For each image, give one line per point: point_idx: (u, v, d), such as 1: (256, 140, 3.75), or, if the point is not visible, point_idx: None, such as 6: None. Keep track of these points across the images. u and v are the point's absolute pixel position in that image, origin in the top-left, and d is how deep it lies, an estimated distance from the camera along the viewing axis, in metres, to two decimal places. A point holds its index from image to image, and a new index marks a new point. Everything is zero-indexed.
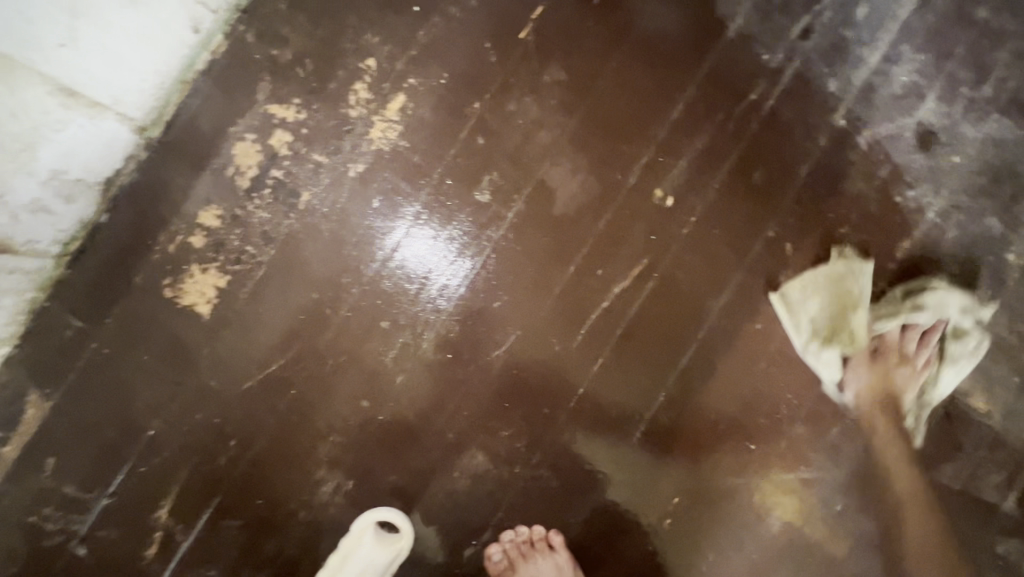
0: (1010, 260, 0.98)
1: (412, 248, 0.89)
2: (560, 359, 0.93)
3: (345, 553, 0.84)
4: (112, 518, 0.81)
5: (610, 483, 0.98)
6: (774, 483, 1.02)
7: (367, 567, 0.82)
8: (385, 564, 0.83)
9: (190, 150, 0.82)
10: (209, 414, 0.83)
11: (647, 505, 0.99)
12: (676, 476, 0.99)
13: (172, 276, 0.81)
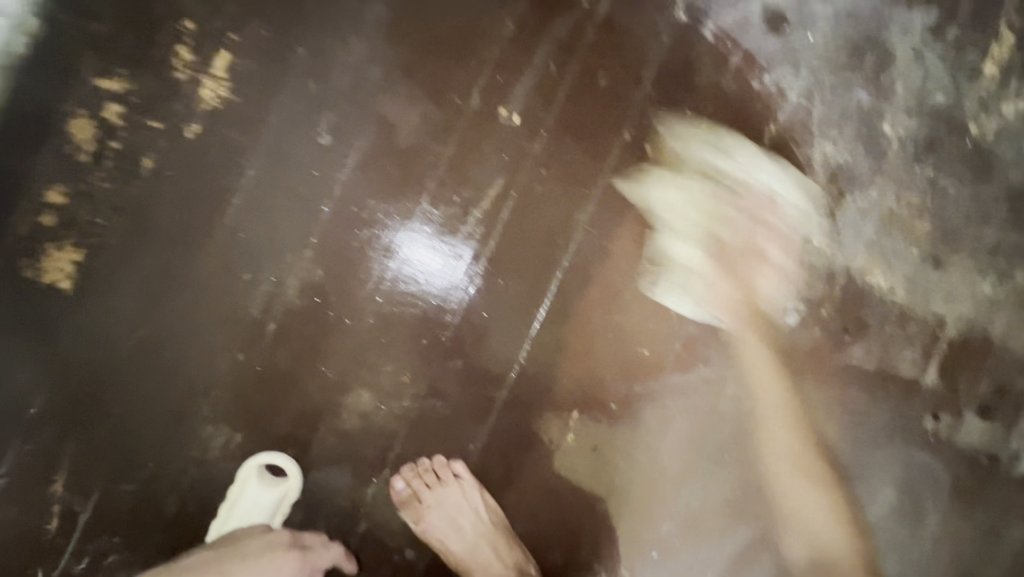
0: (886, 129, 1.08)
1: (410, 260, 0.95)
2: (432, 290, 0.96)
3: (234, 506, 0.89)
4: (9, 497, 0.85)
5: (507, 406, 0.99)
6: (674, 384, 1.04)
7: (253, 508, 0.88)
8: (275, 506, 0.90)
9: (24, 131, 0.84)
10: (90, 382, 0.87)
11: (547, 421, 1.00)
12: (569, 390, 1.01)
13: (29, 256, 0.85)
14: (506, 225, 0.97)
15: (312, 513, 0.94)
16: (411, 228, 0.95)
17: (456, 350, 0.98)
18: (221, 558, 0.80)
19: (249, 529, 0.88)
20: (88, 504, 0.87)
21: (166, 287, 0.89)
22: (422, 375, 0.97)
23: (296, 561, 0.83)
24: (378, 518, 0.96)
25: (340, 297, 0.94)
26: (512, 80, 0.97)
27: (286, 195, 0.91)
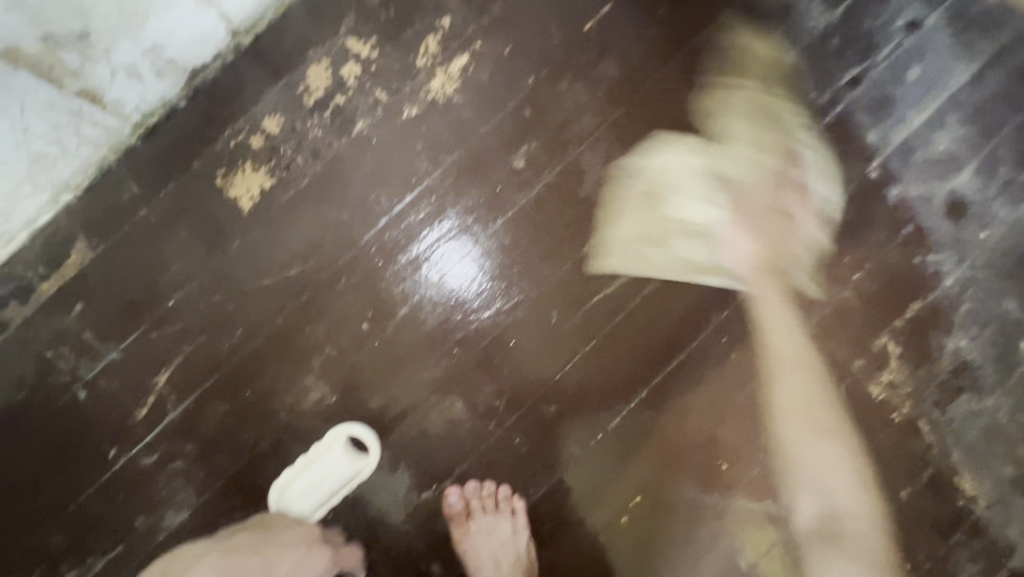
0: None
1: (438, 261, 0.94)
2: (551, 334, 0.98)
3: (309, 466, 0.92)
4: (118, 371, 0.90)
5: (574, 466, 0.99)
6: (740, 512, 1.02)
7: (331, 472, 0.92)
8: (345, 479, 0.93)
9: (271, 61, 0.90)
10: (227, 297, 0.91)
11: (608, 496, 1.00)
12: (637, 475, 1.00)
13: (226, 168, 0.90)
14: (639, 296, 0.99)
15: (366, 497, 0.94)
16: (560, 272, 0.98)
17: (549, 397, 0.98)
18: (262, 539, 0.84)
19: (315, 492, 0.92)
20: (178, 408, 0.91)
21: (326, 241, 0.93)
22: (513, 408, 0.97)
23: (326, 557, 0.86)
24: (421, 526, 0.96)
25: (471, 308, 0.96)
26: (702, 173, 1.00)
27: (465, 199, 0.95)
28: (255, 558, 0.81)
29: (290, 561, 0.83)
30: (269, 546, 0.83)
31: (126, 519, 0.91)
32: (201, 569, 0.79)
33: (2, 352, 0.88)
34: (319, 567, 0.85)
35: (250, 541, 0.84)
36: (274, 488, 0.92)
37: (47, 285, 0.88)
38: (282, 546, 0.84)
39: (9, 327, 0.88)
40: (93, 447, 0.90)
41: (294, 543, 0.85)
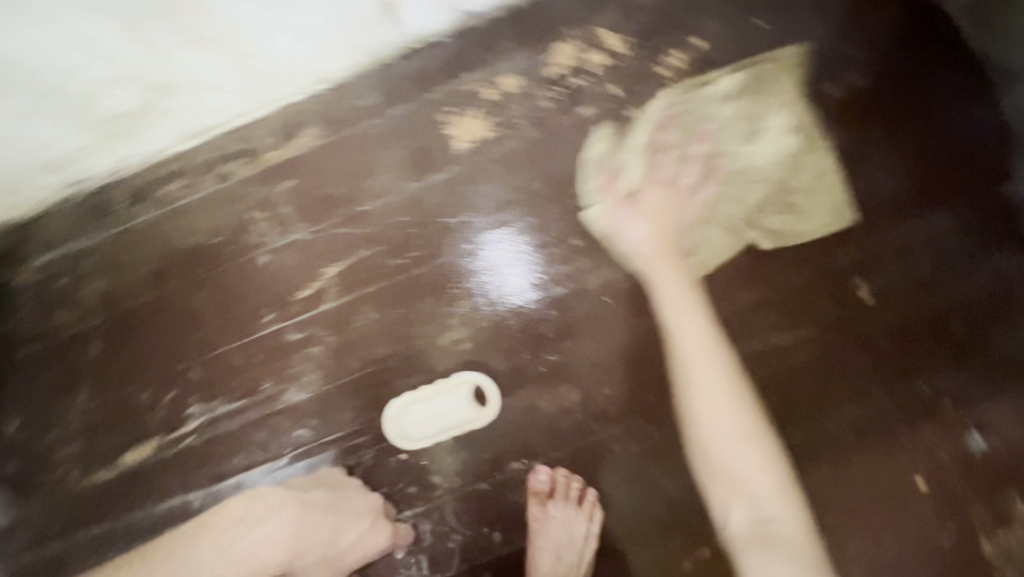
0: None
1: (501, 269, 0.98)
2: (679, 363, 0.94)
3: (428, 399, 0.97)
4: (298, 250, 0.98)
5: (644, 493, 0.96)
6: None
7: (448, 411, 0.97)
8: (456, 423, 0.97)
9: (531, 28, 0.97)
10: (412, 221, 0.98)
11: (668, 543, 0.94)
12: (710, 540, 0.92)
13: (457, 108, 0.97)
14: (781, 360, 0.94)
15: (459, 445, 0.99)
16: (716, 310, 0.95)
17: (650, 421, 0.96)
18: (337, 505, 0.93)
19: (426, 424, 0.97)
20: (334, 301, 0.98)
21: (508, 201, 0.97)
22: (617, 420, 0.97)
23: (387, 533, 0.94)
24: (495, 492, 0.99)
25: (612, 311, 0.97)
26: (885, 264, 0.94)
27: (650, 210, 0.96)
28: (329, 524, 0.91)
29: (354, 531, 0.93)
30: (341, 512, 0.93)
31: (256, 380, 0.99)
32: (276, 523, 0.90)
33: (213, 198, 0.98)
34: (377, 542, 0.93)
35: (327, 502, 0.93)
36: (392, 406, 0.98)
37: (270, 155, 0.97)
38: (350, 516, 0.93)
39: (228, 179, 0.98)
40: (254, 308, 0.99)
41: (359, 516, 0.93)
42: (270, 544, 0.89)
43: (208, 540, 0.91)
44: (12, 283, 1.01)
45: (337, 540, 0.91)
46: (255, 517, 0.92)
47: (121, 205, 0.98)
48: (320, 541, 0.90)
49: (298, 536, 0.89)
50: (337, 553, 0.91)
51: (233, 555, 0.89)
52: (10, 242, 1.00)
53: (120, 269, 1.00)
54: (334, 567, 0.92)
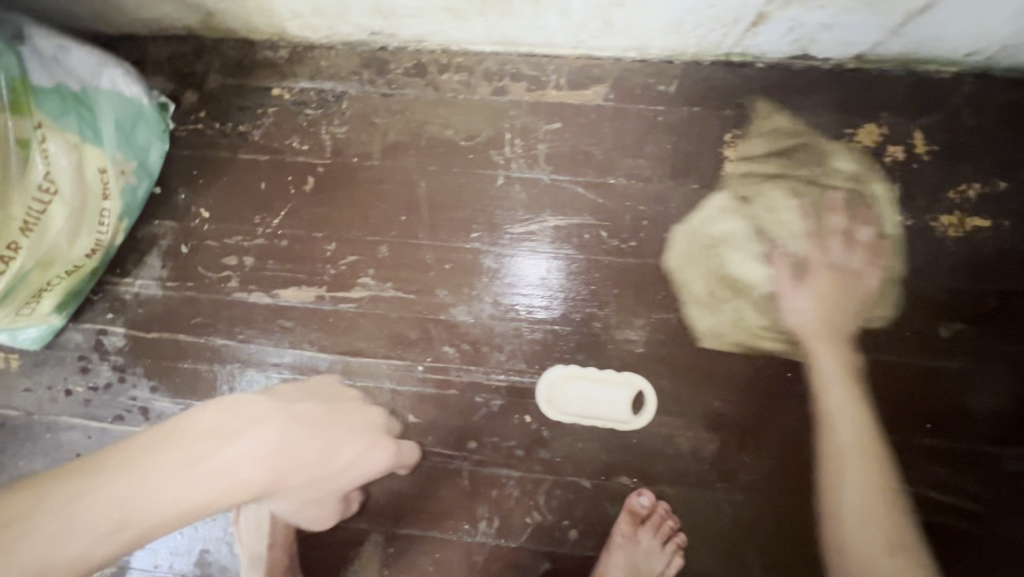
0: None
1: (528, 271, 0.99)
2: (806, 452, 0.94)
3: (590, 379, 0.95)
4: (533, 189, 0.99)
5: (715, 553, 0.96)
6: None
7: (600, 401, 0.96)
8: (607, 413, 0.94)
9: (849, 95, 0.95)
10: (646, 215, 0.97)
11: None
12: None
13: (742, 133, 0.96)
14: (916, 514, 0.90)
15: (582, 435, 0.99)
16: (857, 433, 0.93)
17: (743, 485, 0.96)
18: (332, 416, 0.91)
19: (578, 404, 0.95)
20: (539, 250, 0.99)
21: (733, 238, 0.97)
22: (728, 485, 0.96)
23: (387, 453, 0.95)
24: (591, 495, 0.99)
25: (768, 387, 0.96)
26: None
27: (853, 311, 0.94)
28: (322, 441, 0.87)
29: (352, 448, 0.91)
30: (336, 432, 0.90)
31: (434, 284, 1.00)
32: (263, 430, 0.82)
33: (482, 105, 0.99)
34: (382, 458, 0.94)
35: (326, 416, 0.90)
36: (551, 371, 0.98)
37: (553, 92, 0.98)
38: (348, 434, 0.91)
39: (504, 94, 0.98)
40: (465, 219, 0.99)
41: (364, 432, 0.94)
42: (254, 460, 0.80)
43: (172, 454, 0.78)
44: (262, 88, 1.02)
45: (358, 449, 0.92)
46: (264, 414, 0.85)
47: (397, 72, 1.00)
48: (325, 447, 0.87)
49: (288, 455, 0.83)
50: (332, 475, 0.90)
51: (224, 463, 0.79)
52: (280, 53, 1.02)
53: (363, 126, 1.01)
54: (326, 489, 0.91)
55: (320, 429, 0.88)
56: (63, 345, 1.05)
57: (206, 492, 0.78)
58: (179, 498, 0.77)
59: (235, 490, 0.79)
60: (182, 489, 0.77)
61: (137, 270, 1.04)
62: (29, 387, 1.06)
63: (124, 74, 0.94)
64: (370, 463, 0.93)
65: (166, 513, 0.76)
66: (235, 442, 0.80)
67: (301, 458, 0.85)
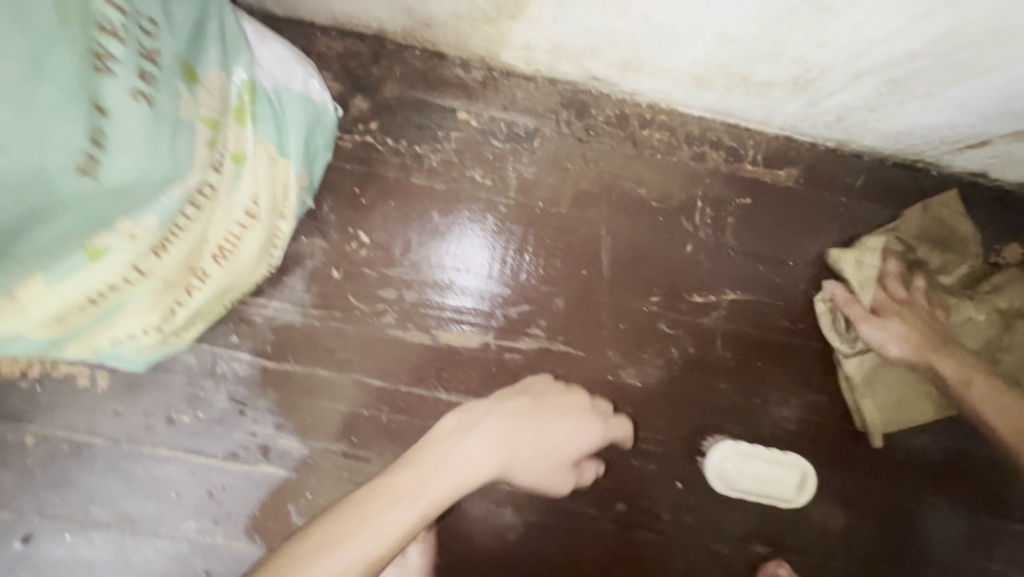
0: None
1: (467, 262, 0.95)
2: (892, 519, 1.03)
3: (761, 459, 0.96)
4: (715, 260, 0.99)
5: None
6: None
7: (764, 482, 0.96)
8: (773, 493, 0.97)
9: (1004, 212, 1.03)
10: (816, 299, 1.01)
11: None
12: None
13: None
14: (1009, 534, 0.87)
15: (729, 505, 1.01)
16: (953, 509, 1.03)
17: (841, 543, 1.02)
18: (542, 401, 0.89)
19: (750, 483, 0.96)
20: (713, 321, 0.99)
21: None
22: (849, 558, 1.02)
23: (596, 430, 0.91)
24: (730, 563, 1.01)
25: (887, 466, 1.03)
26: None
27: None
28: (537, 423, 0.87)
29: (561, 430, 0.89)
30: (548, 415, 0.89)
31: (605, 344, 0.97)
32: (476, 443, 0.83)
33: (679, 169, 0.97)
34: (592, 434, 0.91)
35: (529, 404, 0.89)
36: (719, 446, 0.96)
37: (748, 168, 0.98)
38: (561, 414, 0.89)
39: (701, 161, 0.97)
40: (646, 281, 0.97)
41: (585, 405, 0.92)
42: (490, 451, 0.83)
43: (421, 469, 0.79)
44: (447, 108, 0.93)
45: (571, 424, 0.90)
46: (456, 429, 0.84)
47: (597, 119, 0.95)
48: (535, 436, 0.86)
49: (512, 443, 0.84)
50: (557, 453, 0.88)
51: (445, 471, 0.79)
52: (473, 75, 0.93)
53: (552, 170, 0.95)
54: (558, 463, 0.90)
55: (531, 419, 0.87)
56: (171, 367, 0.91)
57: (456, 474, 0.79)
58: (443, 489, 0.78)
59: (502, 454, 0.83)
60: (422, 492, 0.76)
61: (273, 291, 0.92)
62: (120, 412, 0.91)
63: (313, 75, 0.80)
64: (586, 412, 0.91)
65: (440, 493, 0.77)
66: (438, 462, 0.80)
67: (546, 430, 0.88)
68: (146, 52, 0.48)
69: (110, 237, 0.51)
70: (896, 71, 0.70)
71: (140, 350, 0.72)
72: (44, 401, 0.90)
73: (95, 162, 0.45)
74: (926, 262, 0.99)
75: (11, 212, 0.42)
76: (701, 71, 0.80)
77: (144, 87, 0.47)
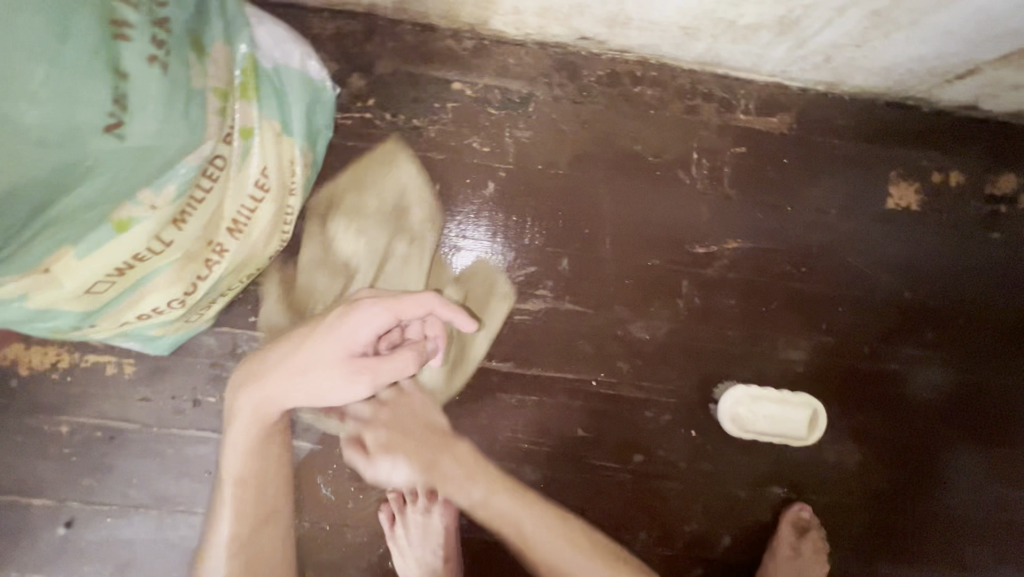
0: None
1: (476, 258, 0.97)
2: (873, 441, 1.05)
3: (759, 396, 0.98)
4: (714, 208, 1.00)
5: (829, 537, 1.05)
6: None
7: (779, 422, 0.98)
8: (791, 432, 0.98)
9: (997, 145, 1.05)
10: (817, 242, 1.03)
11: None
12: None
13: (904, 172, 1.04)
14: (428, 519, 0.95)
15: (741, 450, 1.03)
16: (985, 448, 1.07)
17: (839, 470, 1.05)
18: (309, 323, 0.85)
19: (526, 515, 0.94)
20: (714, 270, 1.01)
21: (888, 268, 1.05)
22: (892, 509, 1.06)
23: (360, 317, 0.80)
24: (747, 505, 1.03)
25: (875, 399, 1.05)
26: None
27: (982, 343, 1.07)
28: (305, 352, 0.82)
29: (322, 347, 0.81)
30: (318, 321, 0.84)
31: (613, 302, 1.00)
32: (257, 391, 0.85)
33: (673, 123, 0.99)
34: (356, 324, 0.80)
35: (295, 329, 0.87)
36: (727, 398, 0.98)
37: (741, 118, 1.00)
38: (335, 316, 0.82)
39: (695, 114, 0.99)
40: (647, 238, 0.99)
41: (342, 310, 0.83)
42: (259, 407, 0.85)
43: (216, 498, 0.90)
44: (441, 80, 0.95)
45: (316, 358, 0.81)
46: (227, 418, 0.89)
47: (589, 79, 0.97)
48: (304, 358, 0.82)
49: (280, 377, 0.83)
50: (328, 365, 0.81)
51: (228, 492, 0.89)
52: (464, 44, 0.95)
53: (546, 133, 0.97)
54: (349, 369, 0.82)
55: (277, 364, 0.84)
56: (193, 350, 0.94)
57: (235, 489, 0.88)
58: (232, 508, 0.89)
59: (258, 425, 0.86)
60: (221, 518, 0.89)
61: (286, 269, 0.95)
62: (148, 396, 0.94)
63: (310, 54, 0.84)
64: (339, 337, 0.81)
65: (236, 515, 0.89)
66: (221, 481, 0.89)
67: (281, 392, 0.84)
68: (157, 19, 0.51)
69: (132, 208, 0.55)
70: (879, 2, 0.72)
71: (164, 327, 0.75)
72: (76, 390, 0.93)
73: (118, 120, 0.48)
74: (909, 200, 1.04)
75: (44, 164, 0.46)
76: (688, 20, 0.82)
77: (158, 53, 0.50)
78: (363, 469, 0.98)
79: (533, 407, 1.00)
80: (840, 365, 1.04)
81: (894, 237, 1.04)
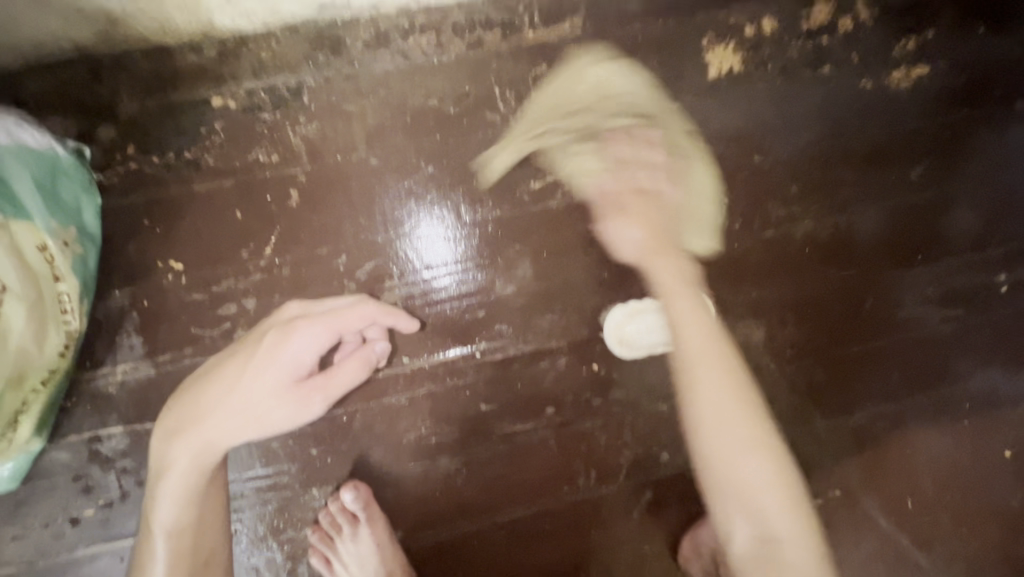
0: None
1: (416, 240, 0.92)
2: (774, 311, 1.04)
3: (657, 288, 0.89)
4: (536, 138, 0.94)
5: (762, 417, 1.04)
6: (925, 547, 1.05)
7: (667, 327, 0.98)
8: None
9: None
10: (652, 136, 0.98)
11: None
12: (838, 473, 1.06)
13: (714, 36, 0.99)
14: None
15: (648, 367, 1.00)
16: (879, 278, 1.07)
17: (750, 352, 1.03)
18: (230, 356, 0.79)
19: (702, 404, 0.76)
20: (558, 200, 0.96)
21: (733, 139, 1.01)
22: (822, 368, 1.06)
23: (311, 329, 0.77)
24: (672, 416, 1.02)
25: (762, 271, 1.03)
26: (926, 257, 1.08)
27: (860, 180, 1.05)
28: (250, 383, 0.74)
29: (268, 374, 0.74)
30: (238, 349, 0.79)
31: (386, 264, 0.91)
32: (176, 452, 0.75)
33: (462, 64, 0.92)
34: (307, 342, 0.76)
35: (213, 365, 0.81)
36: (609, 322, 0.98)
37: (530, 36, 0.93)
38: (273, 335, 0.77)
39: (480, 47, 0.92)
40: (478, 191, 0.93)
41: (276, 330, 0.78)
42: (201, 454, 0.74)
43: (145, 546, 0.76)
44: (197, 100, 0.86)
45: (261, 389, 0.74)
46: (155, 473, 0.76)
47: (356, 48, 0.89)
48: (248, 392, 0.74)
49: (203, 420, 0.75)
50: (278, 389, 0.74)
51: (160, 546, 0.75)
52: (206, 54, 0.86)
53: (333, 120, 0.89)
54: (304, 390, 0.75)
55: (197, 408, 0.76)
56: (47, 470, 0.87)
57: (169, 542, 0.75)
58: (164, 560, 0.75)
59: (200, 476, 0.76)
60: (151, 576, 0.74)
61: (112, 354, 0.87)
62: (20, 533, 0.87)
63: (21, 122, 0.74)
64: (282, 362, 0.75)
65: (167, 574, 0.75)
66: (152, 532, 0.76)
67: (218, 436, 0.74)
68: None
69: None
70: None
71: None
72: None
73: None
74: (729, 62, 1.00)
75: None
76: None
77: None
78: (278, 521, 0.93)
79: (425, 399, 0.95)
80: (717, 251, 1.01)
81: (728, 105, 1.00)
